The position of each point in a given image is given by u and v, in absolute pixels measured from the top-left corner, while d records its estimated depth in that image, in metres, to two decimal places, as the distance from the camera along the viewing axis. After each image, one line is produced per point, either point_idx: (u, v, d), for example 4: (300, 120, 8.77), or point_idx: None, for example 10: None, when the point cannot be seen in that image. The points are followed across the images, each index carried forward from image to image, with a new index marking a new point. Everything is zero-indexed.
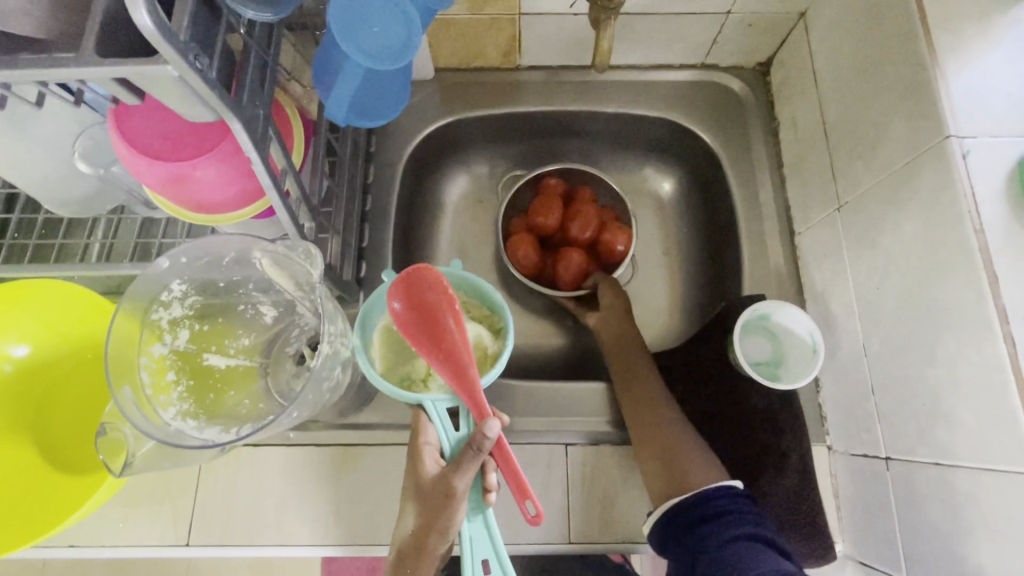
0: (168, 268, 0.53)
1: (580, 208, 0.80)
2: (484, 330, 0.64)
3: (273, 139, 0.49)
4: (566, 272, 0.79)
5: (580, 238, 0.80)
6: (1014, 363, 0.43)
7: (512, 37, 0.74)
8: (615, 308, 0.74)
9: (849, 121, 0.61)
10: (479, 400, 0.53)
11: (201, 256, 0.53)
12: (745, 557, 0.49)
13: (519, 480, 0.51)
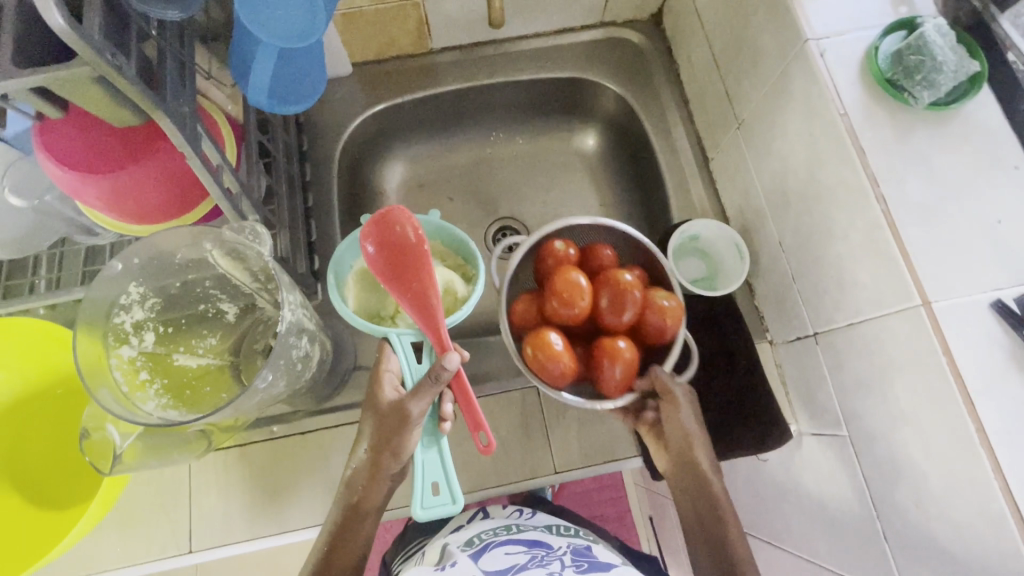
0: (123, 272, 0.50)
1: (612, 279, 0.60)
2: (456, 275, 0.67)
3: (204, 136, 0.49)
4: (611, 377, 0.58)
5: (618, 325, 0.60)
6: (888, 218, 0.48)
7: (420, 22, 0.78)
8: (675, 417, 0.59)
9: (731, 51, 0.67)
10: (442, 336, 0.57)
11: (156, 256, 0.51)
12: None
13: (475, 416, 0.57)
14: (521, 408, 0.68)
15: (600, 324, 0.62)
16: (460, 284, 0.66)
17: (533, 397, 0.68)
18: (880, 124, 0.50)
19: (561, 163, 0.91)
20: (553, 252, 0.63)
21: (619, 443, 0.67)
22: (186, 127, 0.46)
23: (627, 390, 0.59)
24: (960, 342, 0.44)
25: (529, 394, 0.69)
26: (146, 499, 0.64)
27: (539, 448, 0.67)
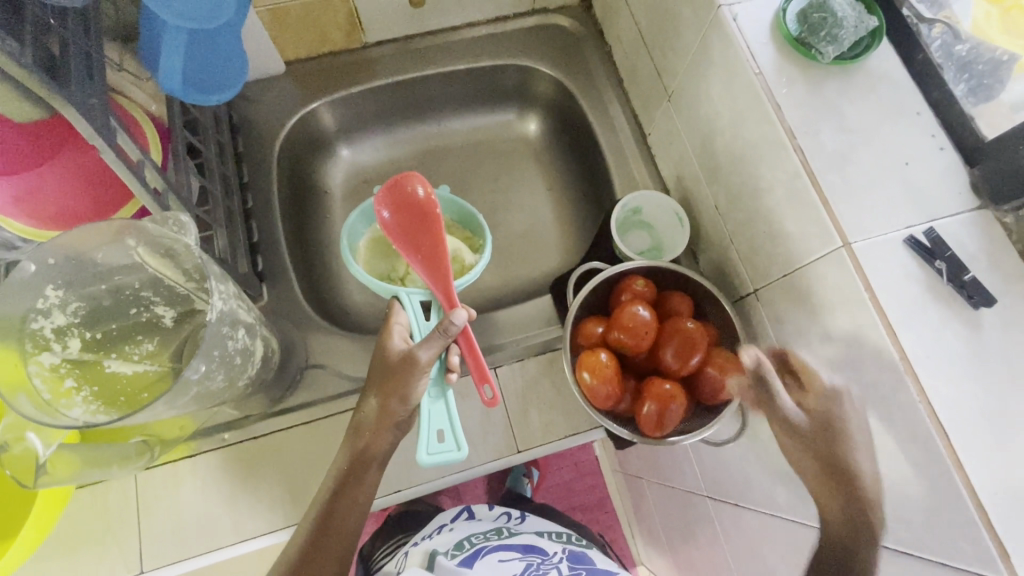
0: (38, 274, 0.48)
1: (678, 329, 0.61)
2: (463, 247, 0.75)
3: (118, 129, 0.47)
4: (656, 410, 0.58)
5: (677, 369, 0.61)
6: (806, 168, 0.50)
7: (349, 15, 0.77)
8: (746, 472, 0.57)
9: (655, 25, 0.69)
10: (450, 290, 0.62)
11: (72, 256, 0.48)
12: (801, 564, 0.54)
13: (480, 365, 0.59)
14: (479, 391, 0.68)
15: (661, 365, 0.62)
16: (468, 255, 0.75)
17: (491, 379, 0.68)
18: (793, 81, 0.53)
19: (506, 150, 0.91)
20: (632, 289, 0.63)
21: (579, 417, 0.67)
22: (98, 120, 0.44)
23: (668, 431, 0.59)
24: (880, 279, 0.47)
25: None
26: (89, 522, 0.61)
27: (500, 429, 0.67)
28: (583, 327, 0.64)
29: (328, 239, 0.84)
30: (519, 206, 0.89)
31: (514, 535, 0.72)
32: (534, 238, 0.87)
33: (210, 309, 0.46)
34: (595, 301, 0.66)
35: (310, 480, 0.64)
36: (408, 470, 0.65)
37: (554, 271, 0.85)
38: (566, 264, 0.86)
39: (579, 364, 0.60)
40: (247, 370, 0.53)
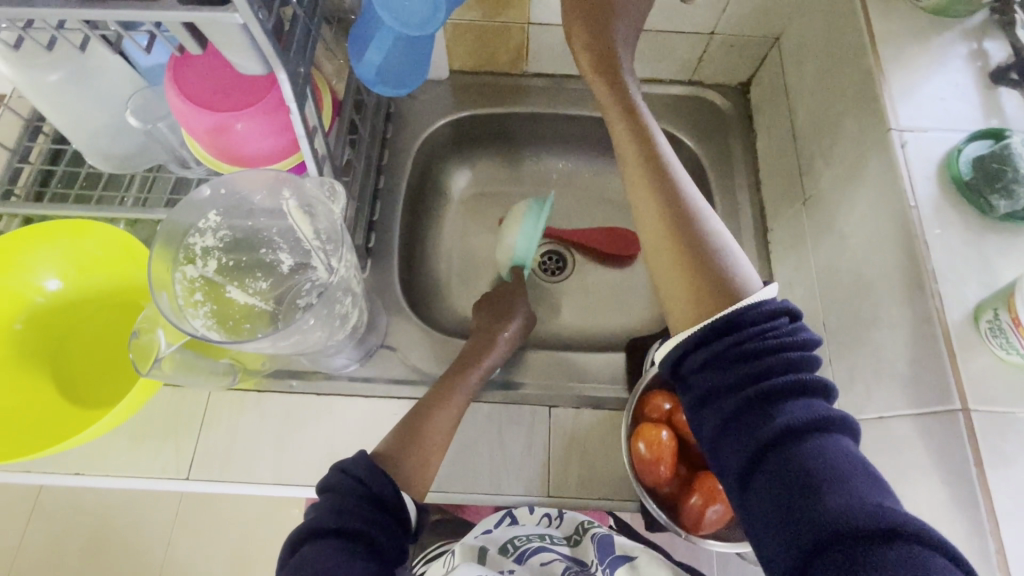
0: (208, 199, 0.55)
1: None
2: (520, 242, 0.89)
3: (309, 98, 0.54)
4: (705, 506, 0.56)
5: None
6: (940, 316, 0.47)
7: (521, 44, 0.83)
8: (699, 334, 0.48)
9: (811, 127, 0.68)
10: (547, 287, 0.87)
11: (238, 191, 0.55)
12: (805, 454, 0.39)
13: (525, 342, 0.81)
14: (529, 423, 0.68)
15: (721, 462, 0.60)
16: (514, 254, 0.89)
17: (543, 416, 0.69)
18: (948, 225, 0.50)
19: (620, 203, 0.93)
20: None
21: (618, 483, 0.66)
22: (298, 88, 0.50)
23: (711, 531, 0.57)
24: (992, 456, 0.43)
25: (539, 412, 0.69)
26: (161, 418, 0.67)
27: (537, 466, 0.66)
28: (651, 400, 0.62)
29: (435, 237, 0.89)
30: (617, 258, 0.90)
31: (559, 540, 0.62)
32: (622, 292, 0.87)
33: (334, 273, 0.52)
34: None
35: (351, 448, 0.67)
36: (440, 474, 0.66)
37: (633, 331, 0.84)
38: (645, 329, 0.85)
39: (637, 431, 0.59)
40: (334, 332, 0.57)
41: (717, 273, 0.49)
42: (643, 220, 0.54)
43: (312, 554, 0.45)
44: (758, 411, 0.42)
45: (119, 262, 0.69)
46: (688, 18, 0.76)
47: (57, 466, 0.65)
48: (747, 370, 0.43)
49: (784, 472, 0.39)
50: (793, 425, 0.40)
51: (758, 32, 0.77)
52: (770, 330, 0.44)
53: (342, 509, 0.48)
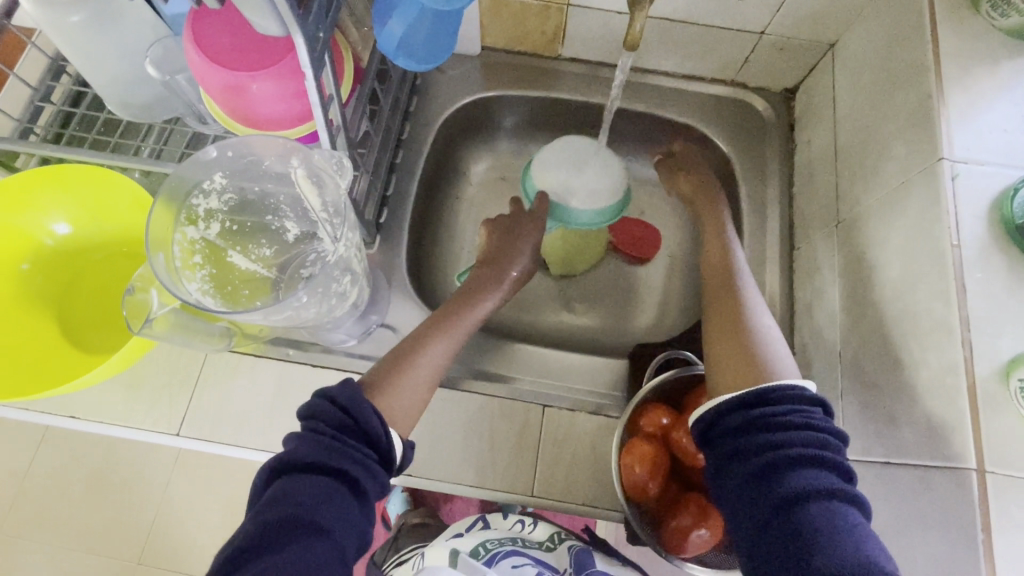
0: (214, 160, 0.54)
1: None
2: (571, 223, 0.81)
3: (327, 65, 0.52)
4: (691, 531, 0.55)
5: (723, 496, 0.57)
6: (968, 367, 0.44)
7: (557, 26, 0.79)
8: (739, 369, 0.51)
9: (856, 145, 0.64)
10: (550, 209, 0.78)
11: (246, 155, 0.54)
12: (816, 517, 0.39)
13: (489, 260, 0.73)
14: (521, 420, 0.67)
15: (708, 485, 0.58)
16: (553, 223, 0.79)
17: (536, 414, 0.67)
18: (992, 269, 0.46)
19: (643, 203, 0.90)
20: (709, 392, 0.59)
21: (605, 491, 0.65)
22: (314, 52, 0.48)
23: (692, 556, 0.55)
24: (1002, 522, 0.41)
25: (532, 410, 0.67)
26: (158, 372, 0.68)
27: (524, 465, 0.65)
28: (648, 413, 0.60)
29: (449, 218, 0.87)
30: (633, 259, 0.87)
31: (531, 545, 0.70)
32: (635, 295, 0.85)
33: (334, 252, 0.51)
34: (669, 390, 0.61)
35: None
36: (426, 460, 0.65)
37: (641, 337, 0.82)
38: (652, 336, 0.82)
39: (626, 446, 0.57)
40: (333, 308, 0.56)
41: (764, 363, 0.51)
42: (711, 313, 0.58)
43: (292, 489, 0.43)
44: (766, 476, 0.42)
45: (128, 212, 0.68)
46: (737, 15, 0.71)
47: (56, 408, 0.66)
48: (755, 438, 0.44)
49: (781, 535, 0.40)
50: (793, 492, 0.41)
51: (811, 36, 0.72)
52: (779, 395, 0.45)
53: (327, 444, 0.46)
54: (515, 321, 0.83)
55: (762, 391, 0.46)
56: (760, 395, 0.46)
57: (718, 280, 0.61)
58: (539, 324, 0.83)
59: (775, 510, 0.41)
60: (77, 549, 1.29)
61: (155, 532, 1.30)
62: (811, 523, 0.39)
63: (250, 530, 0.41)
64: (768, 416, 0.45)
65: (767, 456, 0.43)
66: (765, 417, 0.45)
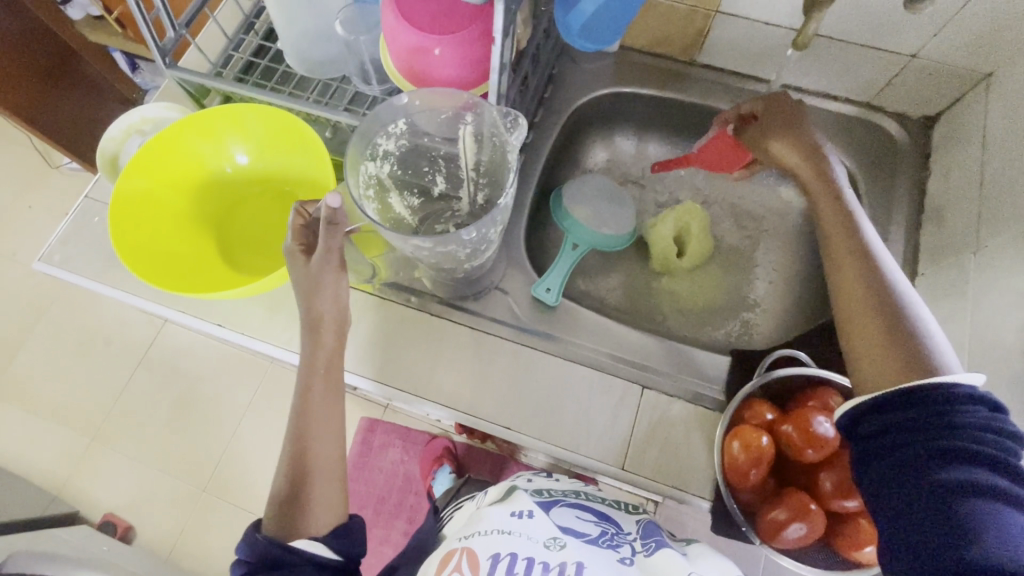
0: (402, 106, 0.60)
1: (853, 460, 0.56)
2: (693, 223, 0.87)
3: (512, 35, 0.57)
4: (791, 523, 0.54)
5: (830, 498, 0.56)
6: None
7: (700, 32, 0.81)
8: (884, 355, 0.50)
9: (1008, 175, 0.63)
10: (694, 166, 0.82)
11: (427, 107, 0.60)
12: (979, 514, 0.40)
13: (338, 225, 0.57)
14: (619, 396, 0.69)
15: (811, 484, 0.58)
16: (668, 220, 0.87)
17: (634, 393, 0.69)
18: None
19: (755, 214, 0.90)
20: (823, 396, 0.59)
21: (695, 479, 0.66)
22: (507, 22, 0.54)
23: (788, 547, 0.55)
24: None
25: (631, 388, 0.70)
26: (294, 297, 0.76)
27: (619, 438, 0.67)
28: (754, 405, 0.61)
29: None
30: (739, 267, 0.88)
31: (595, 499, 0.68)
32: (737, 302, 0.86)
33: (501, 201, 0.57)
34: (777, 388, 0.62)
35: (447, 371, 0.71)
36: (525, 418, 0.69)
37: (738, 343, 0.83)
38: (748, 343, 0.83)
39: (734, 430, 0.58)
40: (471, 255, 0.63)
41: (911, 340, 0.49)
42: (844, 293, 0.55)
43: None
44: (932, 468, 0.43)
45: (289, 154, 0.76)
46: (892, 34, 0.71)
47: (205, 314, 0.75)
48: (933, 436, 0.44)
49: (933, 518, 0.42)
50: (961, 484, 0.42)
51: (968, 63, 0.71)
52: (969, 406, 0.44)
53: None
54: (615, 307, 0.86)
55: (960, 391, 0.45)
56: (951, 393, 0.45)
57: (841, 240, 0.58)
58: (637, 313, 0.85)
59: (928, 498, 0.42)
60: (152, 467, 1.39)
61: (223, 463, 1.39)
62: (968, 517, 0.40)
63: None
64: (955, 414, 0.44)
65: (936, 450, 0.43)
66: (947, 415, 0.44)
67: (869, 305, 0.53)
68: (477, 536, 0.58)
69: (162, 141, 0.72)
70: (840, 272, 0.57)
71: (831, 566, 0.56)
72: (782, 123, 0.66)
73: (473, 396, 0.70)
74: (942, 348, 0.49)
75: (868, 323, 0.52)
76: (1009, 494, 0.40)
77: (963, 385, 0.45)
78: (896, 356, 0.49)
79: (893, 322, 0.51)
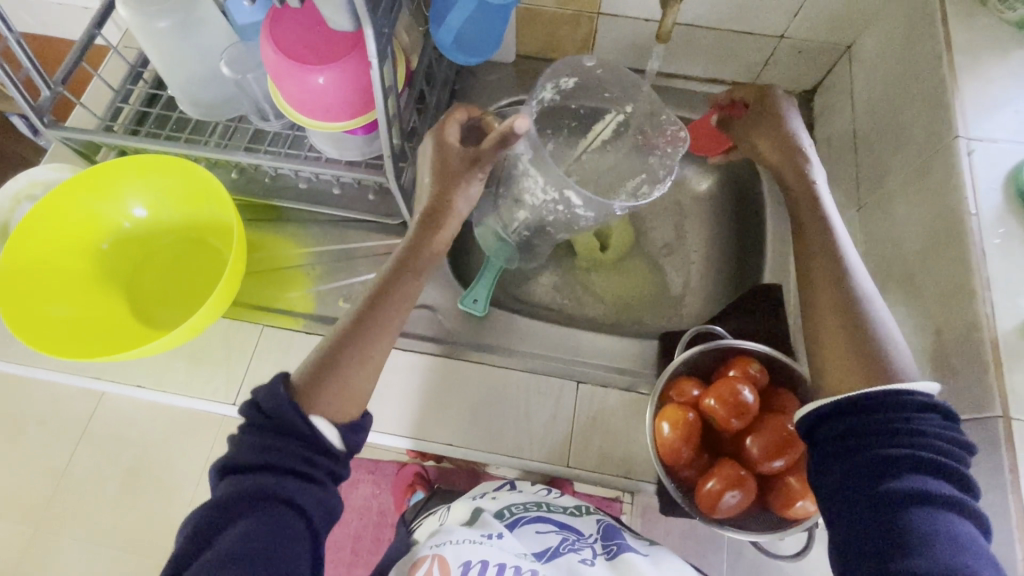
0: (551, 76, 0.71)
1: (772, 422, 0.58)
2: (611, 216, 0.88)
3: (389, 58, 0.58)
4: (724, 495, 0.56)
5: (758, 463, 0.58)
6: (989, 323, 0.48)
7: (588, 34, 0.85)
8: (848, 358, 0.46)
9: (876, 133, 0.67)
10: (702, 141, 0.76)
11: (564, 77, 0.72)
12: (923, 526, 0.38)
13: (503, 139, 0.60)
14: (556, 395, 0.70)
15: (741, 453, 0.60)
16: None
17: (570, 390, 0.70)
18: (1009, 234, 0.50)
19: (668, 199, 0.93)
20: (741, 366, 0.62)
21: (637, 463, 0.67)
22: (380, 45, 0.54)
23: (724, 517, 0.57)
24: None
25: (566, 386, 0.71)
26: (217, 346, 0.73)
27: (560, 436, 0.68)
28: (679, 384, 0.63)
29: None
30: (660, 252, 0.90)
31: (555, 509, 0.66)
32: (662, 286, 0.88)
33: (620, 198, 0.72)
34: (700, 364, 0.65)
35: (381, 398, 0.70)
36: (467, 432, 0.68)
37: (669, 326, 0.85)
38: (678, 324, 0.85)
39: (660, 412, 0.60)
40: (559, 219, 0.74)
41: (875, 347, 0.45)
42: (810, 287, 0.50)
43: (234, 543, 0.40)
44: (881, 475, 0.41)
45: (193, 201, 0.74)
46: (757, 18, 0.76)
47: (122, 377, 0.72)
48: (884, 441, 0.41)
49: (880, 529, 0.39)
50: (910, 493, 0.39)
51: (830, 37, 0.76)
52: (921, 410, 0.42)
53: (257, 457, 0.44)
54: (548, 307, 0.87)
55: (917, 399, 0.42)
56: (904, 398, 0.42)
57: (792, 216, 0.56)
58: (569, 311, 0.86)
59: (874, 507, 0.40)
60: None
61: None
62: (913, 529, 0.38)
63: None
64: (905, 418, 0.42)
65: (887, 456, 0.41)
66: (897, 418, 0.42)
67: (839, 304, 0.48)
68: (450, 543, 0.56)
69: (52, 205, 0.69)
70: (807, 263, 0.52)
71: (769, 528, 0.57)
72: (767, 122, 0.61)
73: (412, 419, 0.69)
74: (901, 352, 0.46)
75: (832, 323, 0.47)
76: (951, 504, 0.39)
77: (929, 392, 0.42)
78: (864, 370, 0.45)
79: (858, 326, 0.46)
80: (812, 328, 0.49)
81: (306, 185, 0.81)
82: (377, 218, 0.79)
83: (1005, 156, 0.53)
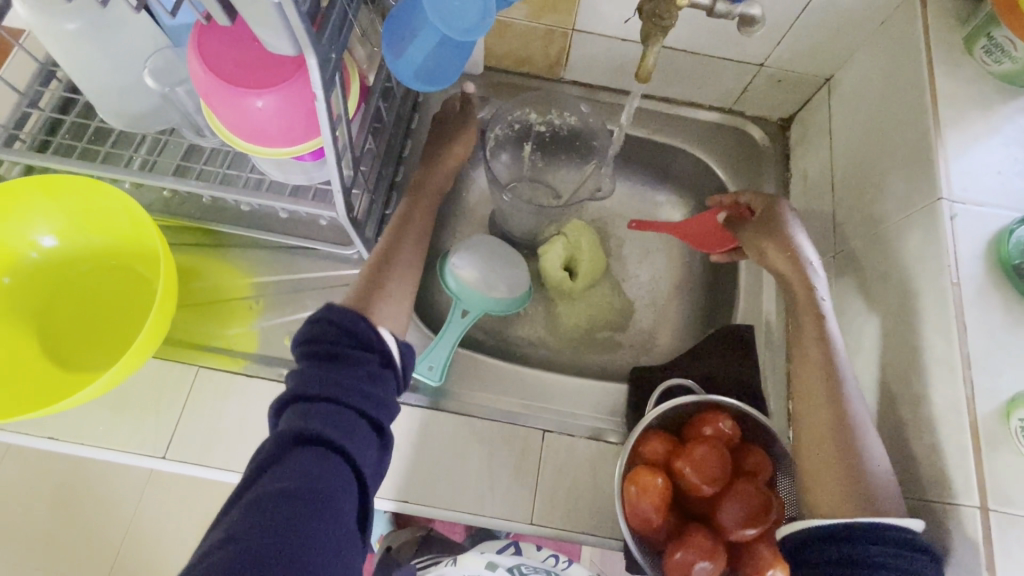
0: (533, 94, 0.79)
1: (744, 488, 0.56)
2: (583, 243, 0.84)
3: (337, 86, 0.51)
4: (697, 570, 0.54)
5: (728, 531, 0.56)
6: (970, 405, 0.47)
7: (561, 50, 0.79)
8: (839, 474, 0.49)
9: (854, 177, 0.65)
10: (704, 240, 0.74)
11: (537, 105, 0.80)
12: None
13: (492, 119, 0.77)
14: (521, 445, 0.66)
15: (711, 516, 0.58)
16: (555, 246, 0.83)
17: (536, 440, 0.66)
18: (989, 305, 0.50)
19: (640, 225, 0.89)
20: (711, 424, 0.59)
21: (606, 519, 0.64)
22: (327, 75, 0.47)
23: None
24: (1004, 561, 0.44)
25: (532, 435, 0.67)
26: (142, 391, 0.65)
27: (526, 491, 0.64)
28: (648, 441, 0.60)
29: (446, 238, 0.86)
30: (632, 281, 0.87)
31: None
32: (633, 317, 0.85)
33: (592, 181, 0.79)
34: (666, 418, 0.62)
35: None
36: (426, 486, 0.63)
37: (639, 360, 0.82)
38: (648, 359, 0.82)
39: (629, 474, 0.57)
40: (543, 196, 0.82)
41: (874, 478, 0.48)
42: (808, 407, 0.53)
43: (294, 440, 0.45)
44: None
45: (116, 226, 0.66)
46: (739, 45, 0.72)
47: (30, 428, 0.63)
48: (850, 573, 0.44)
49: None
50: None
51: (809, 69, 0.73)
52: (891, 549, 0.44)
53: (317, 369, 0.49)
54: (515, 339, 0.82)
55: (889, 536, 0.45)
56: (874, 534, 0.45)
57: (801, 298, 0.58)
58: (537, 344, 0.82)
59: None
60: None
61: None
62: None
63: (217, 540, 0.39)
64: (871, 553, 0.45)
65: None
66: (864, 552, 0.45)
67: (839, 422, 0.51)
68: None
69: None
70: (805, 371, 0.54)
71: None
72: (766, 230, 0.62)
73: None
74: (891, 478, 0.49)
75: (831, 445, 0.50)
76: None
77: (903, 530, 0.45)
78: (857, 497, 0.48)
79: (851, 446, 0.49)
80: (807, 444, 0.52)
81: (249, 207, 0.74)
82: (329, 246, 0.73)
83: (988, 223, 0.53)
